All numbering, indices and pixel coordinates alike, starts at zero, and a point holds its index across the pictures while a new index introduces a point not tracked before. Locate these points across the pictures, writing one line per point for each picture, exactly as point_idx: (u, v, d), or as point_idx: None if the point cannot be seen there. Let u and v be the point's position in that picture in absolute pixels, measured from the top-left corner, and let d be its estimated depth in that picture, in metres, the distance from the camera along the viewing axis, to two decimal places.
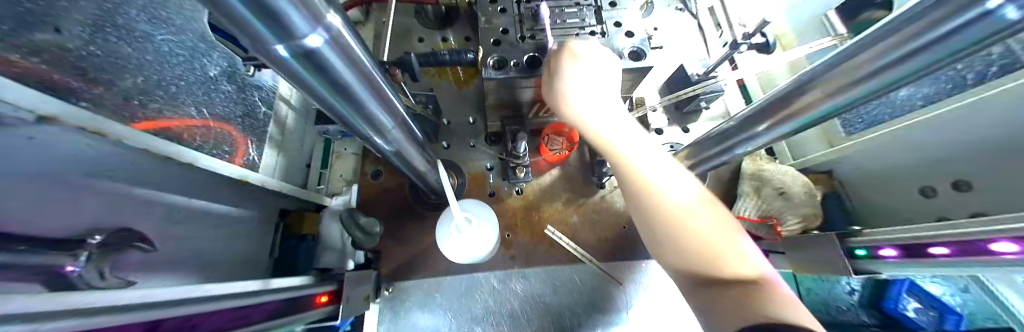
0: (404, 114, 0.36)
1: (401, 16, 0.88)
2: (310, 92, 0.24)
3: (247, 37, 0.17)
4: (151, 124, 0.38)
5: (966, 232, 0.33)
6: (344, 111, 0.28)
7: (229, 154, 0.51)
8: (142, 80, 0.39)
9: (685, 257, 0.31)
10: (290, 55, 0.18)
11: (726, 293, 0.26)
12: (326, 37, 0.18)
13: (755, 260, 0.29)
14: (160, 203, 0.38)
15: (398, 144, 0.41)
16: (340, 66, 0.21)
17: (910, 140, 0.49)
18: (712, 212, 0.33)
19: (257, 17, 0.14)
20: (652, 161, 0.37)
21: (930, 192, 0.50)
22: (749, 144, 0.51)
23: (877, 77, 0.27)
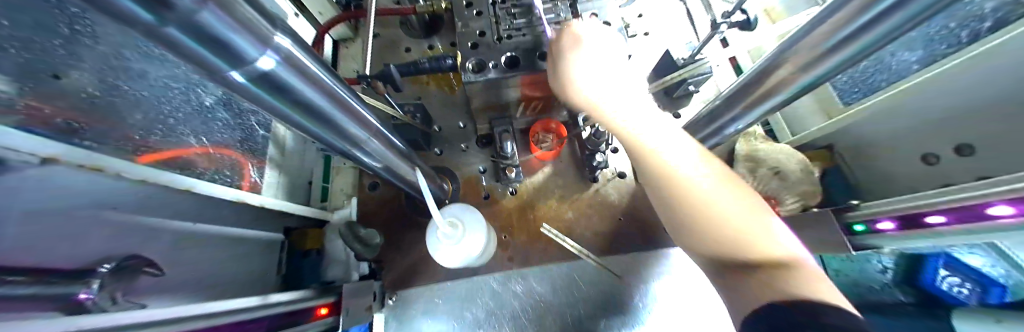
0: (379, 125, 0.37)
1: (388, 29, 0.90)
2: (276, 114, 0.25)
3: (202, 69, 0.18)
4: (154, 156, 0.42)
5: (962, 197, 0.31)
6: (310, 127, 0.29)
7: (232, 179, 0.54)
8: (140, 115, 0.41)
9: (703, 242, 0.32)
10: (246, 79, 0.19)
11: (754, 277, 0.28)
12: (278, 58, 0.19)
13: (783, 239, 0.29)
14: (167, 229, 0.40)
15: (382, 156, 0.43)
16: (297, 84, 0.22)
17: (912, 104, 0.47)
18: (737, 194, 0.32)
19: (207, 50, 0.15)
20: (672, 142, 0.36)
21: (932, 160, 0.47)
22: (739, 122, 0.50)
23: (848, 46, 0.27)
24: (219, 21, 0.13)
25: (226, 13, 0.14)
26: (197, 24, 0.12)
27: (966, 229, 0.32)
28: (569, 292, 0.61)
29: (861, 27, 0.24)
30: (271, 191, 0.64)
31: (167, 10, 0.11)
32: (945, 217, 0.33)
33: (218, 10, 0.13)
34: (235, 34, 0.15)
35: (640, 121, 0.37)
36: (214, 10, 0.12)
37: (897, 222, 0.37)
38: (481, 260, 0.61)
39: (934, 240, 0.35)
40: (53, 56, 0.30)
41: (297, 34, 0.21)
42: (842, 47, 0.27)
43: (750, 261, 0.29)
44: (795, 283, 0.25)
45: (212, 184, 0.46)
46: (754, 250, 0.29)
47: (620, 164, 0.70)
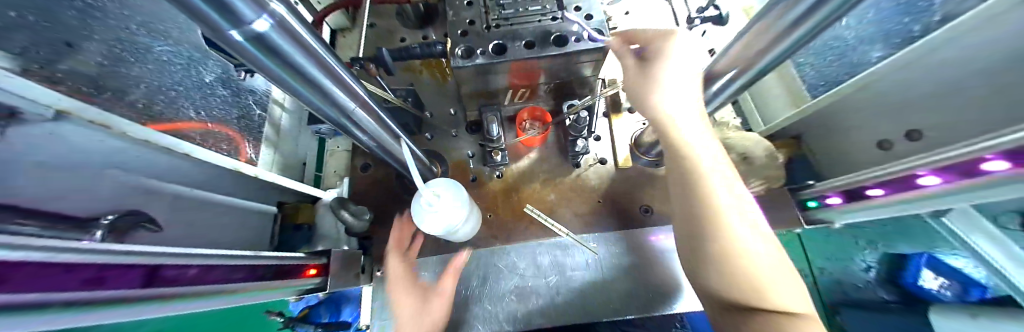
0: (365, 96, 0.40)
1: (383, 19, 0.93)
2: (271, 76, 0.28)
3: (205, 25, 0.20)
4: (162, 126, 0.45)
5: (896, 169, 0.35)
6: (300, 91, 0.31)
7: (230, 153, 0.57)
8: (146, 84, 0.44)
9: (724, 283, 0.36)
10: (245, 38, 0.22)
11: (756, 318, 0.32)
12: (271, 21, 0.22)
13: (783, 285, 0.34)
14: (166, 191, 0.43)
15: (372, 131, 0.46)
16: (288, 49, 0.25)
17: (858, 95, 0.51)
18: (767, 245, 0.37)
19: (210, 8, 0.18)
20: (724, 182, 0.40)
21: (887, 145, 0.51)
22: (709, 106, 0.53)
23: (788, 36, 0.31)
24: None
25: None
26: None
27: (900, 199, 0.36)
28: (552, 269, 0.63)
29: (795, 17, 0.28)
30: (266, 165, 0.67)
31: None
32: (883, 189, 0.37)
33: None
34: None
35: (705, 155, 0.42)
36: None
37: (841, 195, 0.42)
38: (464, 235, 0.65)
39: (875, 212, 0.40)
40: (60, 26, 0.33)
41: (288, 3, 0.24)
42: (785, 33, 0.30)
43: (765, 307, 0.33)
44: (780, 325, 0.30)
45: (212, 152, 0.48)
46: (766, 300, 0.33)
47: (601, 151, 0.73)
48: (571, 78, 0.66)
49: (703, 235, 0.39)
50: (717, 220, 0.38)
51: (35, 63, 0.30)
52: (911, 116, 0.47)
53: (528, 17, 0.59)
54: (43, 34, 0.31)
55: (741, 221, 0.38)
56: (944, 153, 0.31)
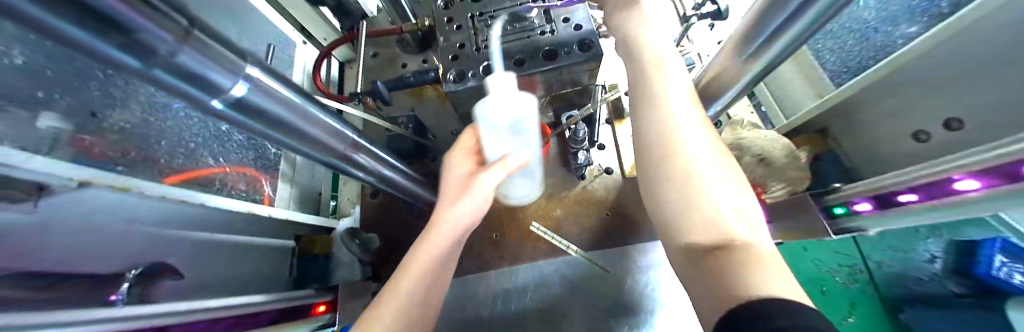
0: (357, 138, 0.41)
1: (384, 48, 0.96)
2: (257, 133, 0.31)
3: (186, 99, 0.23)
4: (179, 176, 0.48)
5: (915, 176, 0.33)
6: (286, 142, 0.34)
7: (247, 193, 0.60)
8: (149, 143, 0.45)
9: (679, 216, 0.32)
10: (224, 105, 0.25)
11: (708, 253, 0.29)
12: (248, 84, 0.25)
13: (743, 222, 0.30)
14: (185, 239, 0.45)
15: (370, 168, 0.48)
16: (268, 105, 0.28)
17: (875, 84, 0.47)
18: (732, 179, 0.33)
19: (185, 83, 0.21)
20: (692, 118, 0.36)
21: (924, 137, 0.44)
22: (716, 104, 0.46)
23: (780, 34, 0.29)
24: (198, 61, 0.20)
25: (201, 54, 0.21)
26: (176, 64, 0.19)
27: (934, 206, 0.32)
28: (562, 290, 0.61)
29: (795, 9, 0.25)
30: (283, 201, 0.69)
31: (149, 54, 0.18)
32: (916, 195, 0.33)
33: (191, 52, 0.20)
34: (210, 68, 0.22)
35: (676, 88, 0.37)
36: (187, 53, 0.19)
37: (873, 203, 0.38)
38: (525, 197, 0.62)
39: (906, 218, 0.36)
40: (66, 95, 0.36)
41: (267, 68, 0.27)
42: (783, 30, 0.28)
43: (716, 240, 0.29)
44: (746, 268, 0.25)
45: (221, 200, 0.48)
46: (717, 232, 0.29)
47: (606, 161, 0.71)
48: (569, 89, 0.65)
49: (666, 175, 0.34)
50: (680, 156, 0.33)
51: (51, 134, 0.33)
52: (935, 103, 0.42)
53: (520, 33, 0.59)
54: (43, 105, 0.33)
55: (705, 154, 0.34)
56: (968, 154, 0.27)
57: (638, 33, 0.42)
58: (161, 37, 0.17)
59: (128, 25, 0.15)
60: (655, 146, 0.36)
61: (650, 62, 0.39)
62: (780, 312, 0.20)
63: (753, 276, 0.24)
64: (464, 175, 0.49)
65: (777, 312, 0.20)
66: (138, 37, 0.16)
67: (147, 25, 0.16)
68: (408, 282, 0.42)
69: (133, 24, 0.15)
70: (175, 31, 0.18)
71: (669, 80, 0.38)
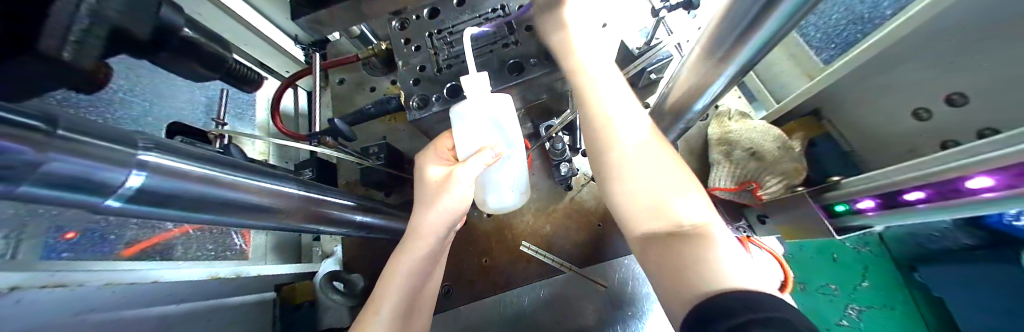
0: (301, 192, 0.40)
1: (351, 71, 0.92)
2: (182, 217, 0.28)
3: (77, 206, 0.21)
4: (136, 247, 0.48)
5: (928, 173, 0.29)
6: (209, 216, 0.30)
7: (216, 250, 0.59)
8: (84, 223, 0.43)
9: (628, 209, 0.33)
10: (124, 202, 0.22)
11: (660, 242, 0.30)
12: (146, 173, 0.22)
13: (685, 207, 0.29)
14: (151, 316, 0.42)
15: (326, 218, 0.47)
16: (183, 186, 0.25)
17: (858, 64, 0.43)
18: (671, 161, 0.32)
19: (65, 191, 0.18)
20: (624, 112, 0.35)
21: (925, 115, 0.42)
22: (705, 98, 0.40)
23: (747, 41, 0.26)
24: (79, 164, 0.17)
25: (84, 156, 0.18)
26: (55, 174, 0.17)
27: (947, 205, 0.30)
28: (560, 311, 0.60)
29: (754, 17, 0.22)
30: (259, 256, 0.68)
31: (16, 173, 0.15)
32: (924, 193, 0.31)
33: (69, 157, 0.17)
34: (100, 167, 0.19)
35: (609, 83, 0.36)
36: (55, 161, 0.16)
37: (877, 200, 0.35)
38: (516, 200, 0.56)
39: (915, 216, 0.34)
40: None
41: (161, 147, 0.24)
42: (746, 37, 0.25)
43: (665, 229, 0.30)
44: (698, 258, 0.27)
45: (176, 271, 0.47)
46: (663, 222, 0.30)
47: (591, 167, 0.68)
48: (545, 98, 0.61)
49: (608, 174, 0.34)
50: (616, 152, 0.33)
51: None
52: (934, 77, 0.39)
53: (481, 48, 0.56)
54: None
55: (644, 145, 0.33)
56: (984, 149, 0.25)
57: (564, 32, 0.39)
58: (27, 153, 0.15)
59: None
60: (593, 147, 0.36)
61: (577, 64, 0.38)
62: (741, 307, 0.22)
63: (703, 267, 0.26)
64: (439, 177, 0.46)
65: (739, 308, 0.22)
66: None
67: (1, 153, 0.13)
68: (390, 300, 0.44)
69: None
70: (39, 141, 0.15)
71: (597, 75, 0.37)
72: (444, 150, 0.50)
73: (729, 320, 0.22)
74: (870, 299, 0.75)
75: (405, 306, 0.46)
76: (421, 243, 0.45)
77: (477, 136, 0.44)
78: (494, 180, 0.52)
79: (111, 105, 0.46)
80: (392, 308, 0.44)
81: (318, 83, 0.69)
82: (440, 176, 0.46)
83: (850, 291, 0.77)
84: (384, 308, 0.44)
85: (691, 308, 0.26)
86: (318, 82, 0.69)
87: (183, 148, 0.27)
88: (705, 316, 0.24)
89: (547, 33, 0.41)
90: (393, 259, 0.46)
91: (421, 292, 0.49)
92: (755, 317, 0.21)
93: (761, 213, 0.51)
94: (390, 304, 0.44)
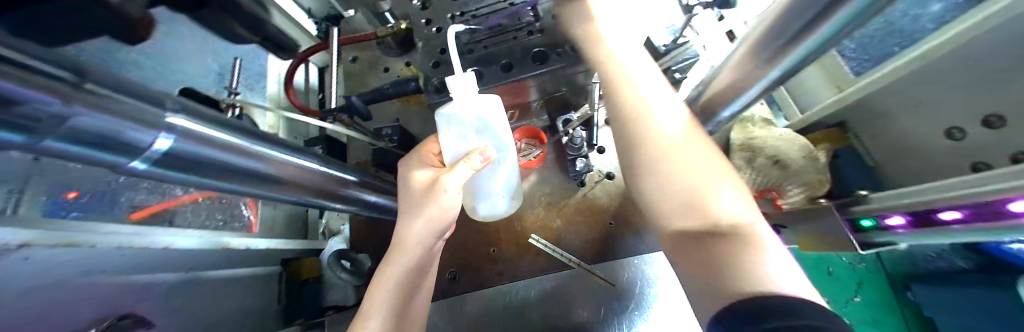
0: (321, 168, 0.40)
1: (365, 50, 0.90)
2: (204, 185, 0.28)
3: (103, 166, 0.20)
4: (145, 212, 0.47)
5: (969, 193, 0.29)
6: (229, 186, 0.30)
7: (224, 221, 0.59)
8: (93, 184, 0.42)
9: (664, 205, 0.32)
10: (150, 165, 0.22)
11: (695, 240, 0.28)
12: (174, 136, 0.21)
13: (724, 203, 0.29)
14: (159, 283, 0.42)
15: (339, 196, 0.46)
16: (208, 153, 0.24)
17: (896, 77, 0.42)
18: (710, 156, 0.32)
19: (93, 149, 0.18)
20: (661, 104, 0.35)
21: (959, 134, 0.41)
22: (738, 102, 0.39)
23: (802, 43, 0.25)
24: (105, 121, 0.16)
25: (111, 113, 0.17)
26: (83, 129, 0.16)
27: (982, 227, 0.29)
28: (564, 305, 0.60)
29: (816, 18, 0.21)
30: (267, 229, 0.68)
31: (43, 126, 0.14)
32: (960, 213, 0.30)
33: (96, 113, 0.16)
34: (126, 125, 0.18)
35: (643, 79, 0.37)
36: (82, 115, 0.15)
37: (909, 217, 0.35)
38: (506, 207, 0.56)
39: (944, 237, 0.33)
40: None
41: (189, 111, 0.23)
42: (803, 39, 0.24)
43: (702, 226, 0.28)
44: (737, 255, 0.25)
45: (189, 240, 0.47)
46: (698, 218, 0.29)
47: (606, 164, 0.67)
48: (566, 90, 0.59)
49: (643, 166, 0.33)
50: (654, 146, 0.33)
51: None
52: (975, 96, 0.38)
53: (506, 34, 0.54)
54: None
55: (683, 140, 0.33)
56: None
57: (593, 26, 0.40)
58: (54, 105, 0.14)
59: (9, 103, 0.11)
60: (627, 139, 0.35)
61: (607, 56, 0.39)
62: (771, 314, 0.19)
63: (742, 264, 0.24)
64: (426, 180, 0.45)
65: (769, 314, 0.19)
66: (19, 115, 0.12)
67: (27, 101, 0.12)
68: (378, 309, 0.42)
69: (5, 102, 0.11)
70: (66, 93, 0.14)
71: (630, 67, 0.38)
72: (431, 155, 0.50)
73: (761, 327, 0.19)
74: (859, 312, 0.76)
75: (397, 312, 0.44)
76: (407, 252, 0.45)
77: (464, 140, 0.43)
78: (486, 186, 0.50)
79: (123, 65, 0.45)
80: (382, 315, 0.42)
81: (333, 60, 0.67)
82: (426, 179, 0.45)
83: (842, 304, 0.78)
84: (372, 317, 0.42)
85: (723, 306, 0.23)
86: (333, 58, 0.67)
87: (210, 113, 0.26)
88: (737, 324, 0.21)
89: (574, 27, 0.42)
90: (381, 267, 0.45)
91: (414, 296, 0.48)
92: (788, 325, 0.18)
93: (777, 223, 0.52)
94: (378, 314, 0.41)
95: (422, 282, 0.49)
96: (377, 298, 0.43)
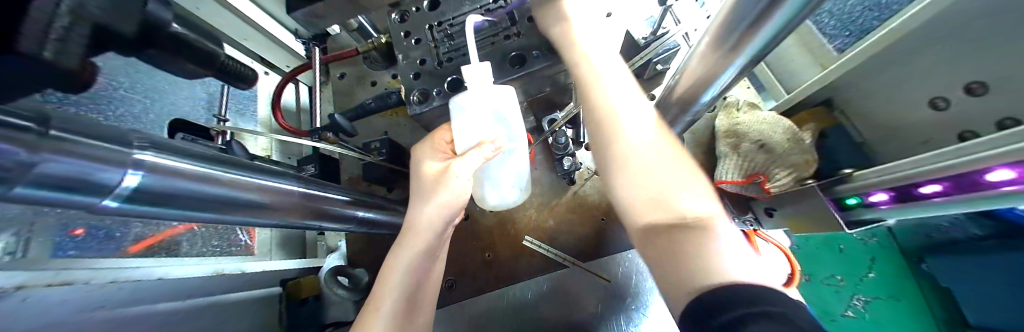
0: (301, 191, 0.40)
1: (351, 65, 0.91)
2: (183, 216, 0.29)
3: (76, 208, 0.21)
4: (142, 245, 0.48)
5: (946, 165, 0.28)
6: (211, 215, 0.30)
7: (222, 247, 0.60)
8: (89, 222, 0.43)
9: (630, 200, 0.32)
10: (122, 202, 0.22)
11: (659, 234, 0.28)
12: (144, 172, 0.22)
13: (683, 199, 0.29)
14: (158, 312, 0.43)
15: (327, 216, 0.46)
16: (182, 184, 0.25)
17: (878, 50, 0.41)
18: (671, 152, 0.32)
19: (63, 192, 0.18)
20: (628, 101, 0.36)
21: (942, 104, 0.40)
22: (712, 91, 0.39)
23: (762, 28, 0.24)
24: (74, 165, 0.17)
25: (78, 156, 0.17)
26: (51, 174, 0.16)
27: (966, 198, 0.29)
28: (561, 304, 0.60)
29: (768, 6, 0.21)
30: (265, 252, 0.69)
31: (11, 175, 0.14)
32: (940, 186, 0.30)
33: (60, 157, 0.16)
34: (95, 166, 0.18)
35: (609, 77, 0.38)
36: (51, 159, 0.15)
37: (891, 193, 0.34)
38: (520, 194, 0.55)
39: (930, 210, 0.33)
40: None
41: (155, 146, 0.23)
42: (762, 25, 0.24)
43: (666, 220, 0.29)
44: (697, 248, 0.25)
45: (182, 269, 0.48)
46: (661, 212, 0.29)
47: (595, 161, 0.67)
48: (548, 91, 0.59)
49: (613, 162, 0.34)
50: (619, 143, 0.34)
51: None
52: (952, 67, 0.37)
53: (482, 41, 0.54)
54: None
55: (648, 136, 0.33)
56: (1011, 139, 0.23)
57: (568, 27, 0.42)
58: (21, 154, 0.14)
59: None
60: (599, 133, 0.36)
61: (580, 56, 0.40)
62: (740, 303, 0.20)
63: (702, 255, 0.25)
64: (436, 170, 0.45)
65: (738, 302, 0.20)
66: None
67: None
68: (388, 298, 0.43)
69: None
70: (29, 142, 0.15)
71: (605, 65, 0.39)
72: (442, 143, 0.49)
73: (726, 316, 0.19)
74: (877, 289, 0.75)
75: (405, 302, 0.45)
76: (419, 238, 0.46)
77: (476, 129, 0.42)
78: (494, 174, 0.51)
79: (112, 103, 0.46)
80: (393, 303, 0.43)
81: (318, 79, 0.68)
82: (437, 170, 0.45)
83: (857, 281, 0.76)
84: (384, 303, 0.43)
85: (690, 298, 0.24)
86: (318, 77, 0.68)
87: (179, 146, 0.26)
88: (703, 311, 0.21)
89: (552, 31, 0.43)
90: (393, 253, 0.46)
91: (423, 286, 0.49)
92: (751, 312, 0.19)
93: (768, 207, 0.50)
94: (389, 303, 0.43)
95: (429, 275, 0.50)
96: (390, 283, 0.44)
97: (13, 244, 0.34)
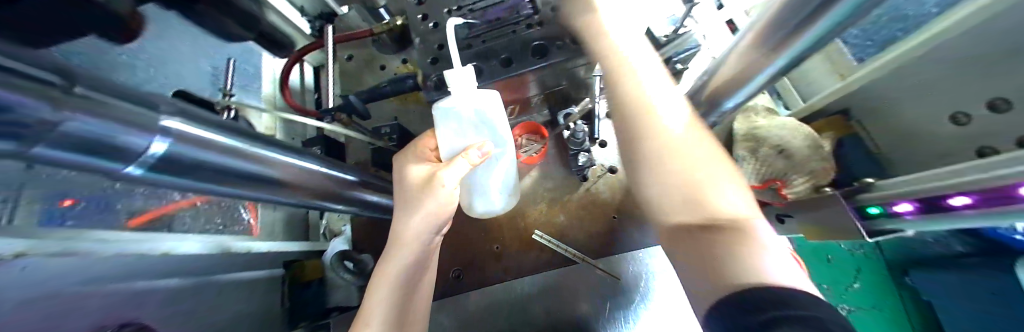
0: (320, 170, 0.39)
1: (361, 47, 0.88)
2: (201, 190, 0.27)
3: (96, 174, 0.19)
4: (143, 218, 0.47)
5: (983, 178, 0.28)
6: (230, 190, 0.29)
7: (224, 225, 0.58)
8: (90, 191, 0.41)
9: (665, 197, 0.30)
10: (145, 170, 0.21)
11: (694, 234, 0.28)
12: (170, 139, 0.20)
13: (722, 198, 0.28)
14: (160, 289, 0.41)
15: (339, 198, 0.45)
16: (206, 156, 0.24)
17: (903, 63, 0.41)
18: (708, 150, 0.31)
19: (84, 154, 0.17)
20: (662, 97, 0.35)
21: (964, 119, 0.40)
22: (742, 93, 0.39)
23: (815, 28, 0.24)
24: (97, 126, 0.15)
25: (104, 117, 0.16)
26: (75, 134, 0.15)
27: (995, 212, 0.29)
28: (565, 299, 0.60)
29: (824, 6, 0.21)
30: (267, 233, 0.67)
31: (33, 132, 0.13)
32: (970, 199, 0.30)
33: (85, 117, 0.15)
34: (119, 129, 0.17)
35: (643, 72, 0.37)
36: (76, 117, 0.14)
37: (916, 204, 0.34)
38: (503, 205, 0.55)
39: (952, 223, 0.33)
40: None
41: (183, 113, 0.22)
42: (814, 25, 0.23)
43: (702, 220, 0.28)
44: (734, 249, 0.25)
45: (185, 246, 0.46)
46: (698, 210, 0.28)
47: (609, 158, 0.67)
48: (566, 84, 0.59)
49: (645, 159, 0.32)
50: (652, 139, 0.32)
51: None
52: (981, 83, 0.37)
53: (504, 28, 0.53)
54: None
55: (683, 133, 0.32)
56: None
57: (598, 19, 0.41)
58: (42, 110, 0.12)
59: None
60: (631, 128, 0.34)
61: (611, 50, 0.39)
62: (774, 304, 0.20)
63: (741, 258, 0.24)
64: (421, 177, 0.43)
65: (770, 304, 0.20)
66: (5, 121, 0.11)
67: (11, 107, 0.11)
68: (380, 305, 0.41)
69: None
70: (54, 96, 0.13)
71: (637, 60, 0.38)
72: (425, 150, 0.47)
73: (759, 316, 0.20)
74: (860, 299, 0.76)
75: (398, 309, 0.43)
76: (404, 249, 0.44)
77: (463, 134, 0.41)
78: (481, 182, 0.49)
79: (117, 68, 0.44)
80: (384, 311, 0.41)
81: (328, 59, 0.66)
82: (424, 175, 0.43)
83: (840, 291, 0.77)
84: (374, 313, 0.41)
85: (725, 298, 0.23)
86: (330, 56, 0.66)
87: (205, 114, 0.25)
88: (734, 308, 0.22)
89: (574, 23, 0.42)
90: (381, 263, 0.44)
91: (416, 290, 0.47)
92: (788, 314, 0.19)
93: (782, 213, 0.51)
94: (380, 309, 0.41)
95: (424, 277, 0.49)
96: (380, 291, 0.42)
97: (7, 211, 0.32)
